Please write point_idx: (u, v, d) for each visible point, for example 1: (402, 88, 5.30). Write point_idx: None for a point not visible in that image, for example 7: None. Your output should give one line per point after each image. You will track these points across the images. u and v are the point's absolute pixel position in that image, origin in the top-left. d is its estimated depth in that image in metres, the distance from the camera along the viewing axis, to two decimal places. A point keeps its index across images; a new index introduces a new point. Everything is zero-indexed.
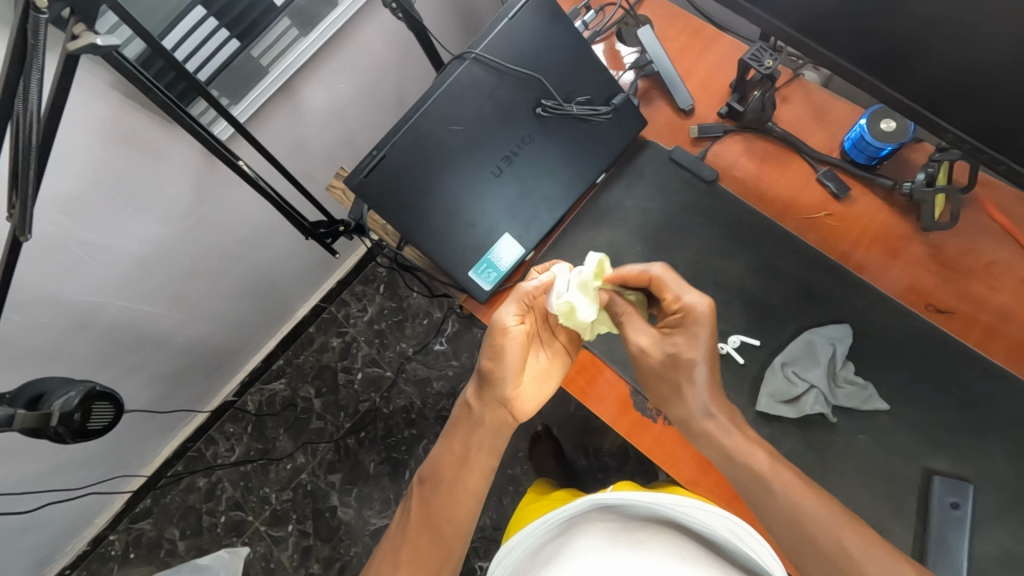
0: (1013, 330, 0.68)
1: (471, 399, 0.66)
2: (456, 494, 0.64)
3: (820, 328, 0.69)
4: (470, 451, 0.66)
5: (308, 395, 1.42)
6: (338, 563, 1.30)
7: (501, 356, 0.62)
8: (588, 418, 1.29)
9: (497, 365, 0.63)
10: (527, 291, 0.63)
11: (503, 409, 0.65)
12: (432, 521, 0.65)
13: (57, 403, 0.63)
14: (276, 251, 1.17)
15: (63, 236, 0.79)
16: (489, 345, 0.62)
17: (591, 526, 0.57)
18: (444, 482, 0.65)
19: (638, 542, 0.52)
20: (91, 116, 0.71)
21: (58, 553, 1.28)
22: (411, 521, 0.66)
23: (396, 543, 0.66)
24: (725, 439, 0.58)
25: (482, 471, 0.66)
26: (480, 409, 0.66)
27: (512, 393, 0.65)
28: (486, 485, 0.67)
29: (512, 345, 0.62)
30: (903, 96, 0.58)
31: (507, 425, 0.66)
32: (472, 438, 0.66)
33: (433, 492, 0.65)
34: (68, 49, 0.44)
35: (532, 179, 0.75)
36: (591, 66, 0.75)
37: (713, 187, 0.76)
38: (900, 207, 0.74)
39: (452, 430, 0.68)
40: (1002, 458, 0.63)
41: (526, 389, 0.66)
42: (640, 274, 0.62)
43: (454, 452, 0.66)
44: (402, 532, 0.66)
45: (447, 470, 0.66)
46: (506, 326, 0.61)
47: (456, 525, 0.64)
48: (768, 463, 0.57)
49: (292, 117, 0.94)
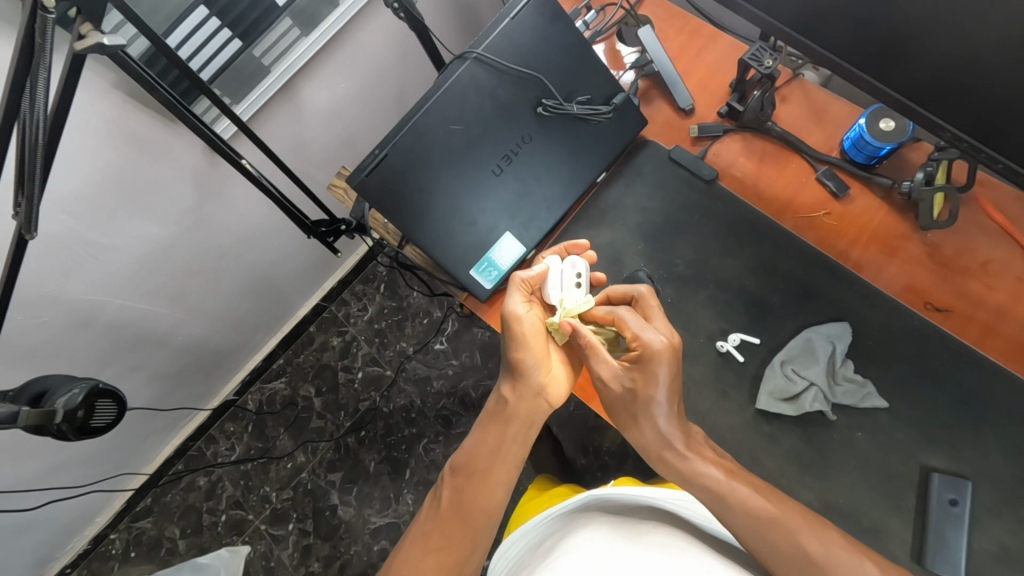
0: (1010, 328, 0.68)
1: (504, 392, 0.67)
2: (489, 481, 0.63)
3: (819, 326, 0.69)
4: (504, 439, 0.65)
5: (309, 394, 1.42)
6: (338, 562, 1.30)
7: (525, 344, 0.64)
8: (588, 417, 1.29)
9: (523, 354, 0.65)
10: (524, 280, 0.66)
11: (538, 399, 0.66)
12: (462, 509, 0.63)
13: (60, 400, 0.63)
14: (276, 250, 1.17)
15: (67, 235, 0.80)
16: (510, 338, 0.65)
17: (590, 519, 0.58)
18: (478, 470, 0.64)
19: (637, 534, 0.53)
20: (94, 115, 0.72)
21: (58, 551, 1.28)
22: (442, 508, 0.64)
23: (424, 529, 0.63)
24: (681, 464, 0.59)
25: (514, 461, 0.65)
26: (515, 401, 0.66)
27: (544, 380, 0.66)
28: (516, 475, 0.65)
29: (530, 330, 0.65)
30: (902, 96, 0.58)
31: (544, 413, 0.66)
32: (507, 428, 0.65)
33: (466, 480, 0.64)
34: (75, 49, 0.44)
35: (533, 179, 0.75)
36: (592, 66, 0.76)
37: (712, 187, 0.77)
38: (898, 206, 0.74)
39: (485, 423, 0.67)
40: (999, 456, 0.63)
41: (554, 375, 0.67)
42: (606, 315, 0.63)
43: (487, 441, 0.65)
44: (432, 518, 0.64)
45: (480, 459, 0.64)
46: (519, 315, 0.64)
47: (487, 512, 0.63)
48: (724, 477, 0.57)
49: (293, 117, 0.94)
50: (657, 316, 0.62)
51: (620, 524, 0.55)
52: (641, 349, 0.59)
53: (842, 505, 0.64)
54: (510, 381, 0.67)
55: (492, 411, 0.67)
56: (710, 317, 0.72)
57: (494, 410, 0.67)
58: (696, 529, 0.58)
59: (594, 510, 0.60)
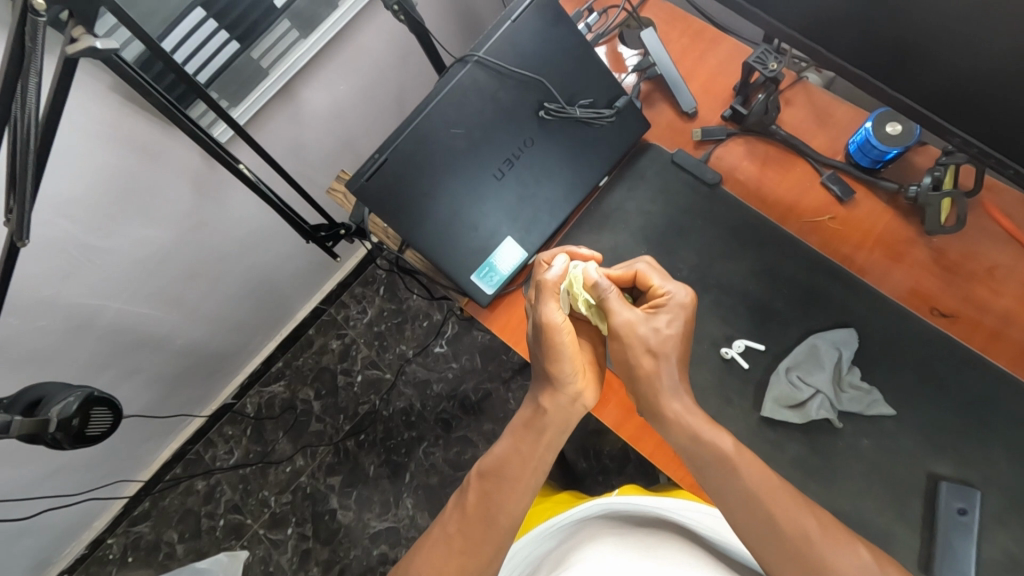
0: (1016, 334, 0.68)
1: (542, 402, 0.64)
2: (517, 488, 0.62)
3: (825, 332, 0.68)
4: (537, 447, 0.63)
5: (308, 398, 1.41)
6: (338, 566, 1.29)
7: (560, 355, 0.62)
8: (588, 420, 1.28)
9: (561, 365, 0.62)
10: (553, 282, 0.62)
11: (576, 404, 0.64)
12: (489, 515, 0.62)
13: (55, 409, 0.63)
14: (275, 253, 1.16)
15: (62, 238, 0.79)
16: (548, 347, 0.62)
17: (599, 526, 0.58)
18: (508, 477, 0.62)
19: (646, 542, 0.53)
20: (89, 117, 0.71)
21: (56, 556, 1.27)
22: (467, 511, 0.63)
23: (448, 531, 0.62)
24: (693, 419, 0.59)
25: (542, 467, 0.64)
26: (554, 409, 0.63)
27: (580, 385, 0.64)
28: (542, 481, 0.64)
29: (567, 338, 0.62)
30: (912, 101, 0.58)
31: (580, 416, 0.65)
32: (541, 437, 0.64)
33: (494, 486, 0.63)
34: (67, 53, 0.43)
35: (535, 182, 0.74)
36: (594, 69, 0.75)
37: (715, 190, 0.76)
38: (903, 210, 0.73)
39: (519, 431, 0.65)
40: (1006, 463, 0.62)
41: (589, 379, 0.65)
42: (625, 272, 0.65)
43: (519, 449, 0.64)
44: (455, 521, 0.63)
45: (512, 466, 0.63)
46: (556, 323, 0.61)
47: (512, 518, 0.62)
48: (734, 446, 0.58)
49: (292, 119, 0.93)
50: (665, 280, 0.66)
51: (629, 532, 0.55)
52: (667, 298, 0.62)
53: (849, 512, 0.63)
54: (546, 390, 0.64)
55: (527, 419, 0.65)
56: (713, 322, 0.71)
57: (529, 419, 0.65)
58: (702, 539, 0.58)
59: (602, 518, 0.60)
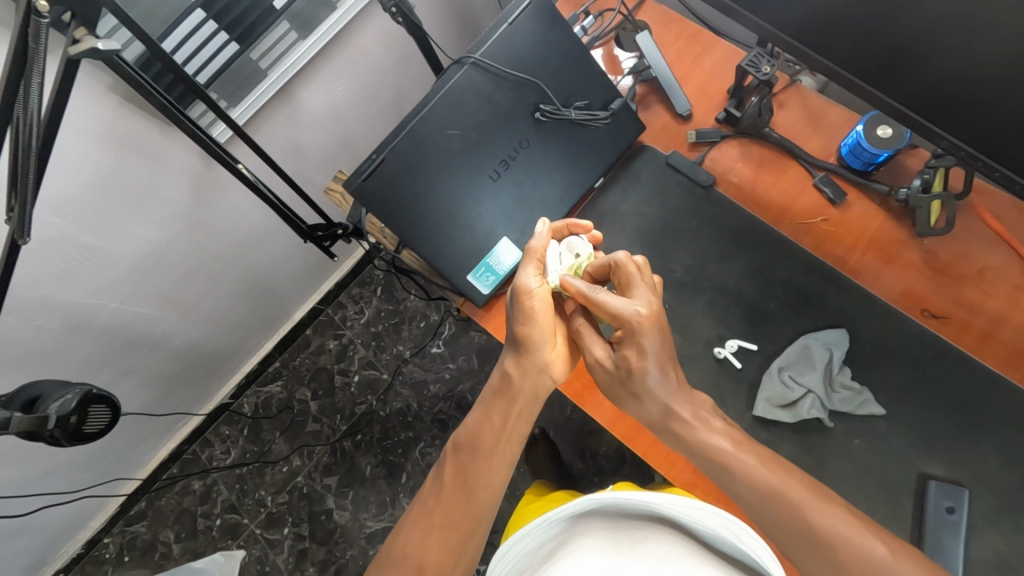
0: (1007, 335, 0.68)
1: (508, 369, 0.65)
2: (492, 461, 0.62)
3: (817, 332, 0.69)
4: (509, 417, 0.64)
5: (304, 397, 1.42)
6: (334, 566, 1.29)
7: (532, 319, 0.63)
8: (585, 420, 1.29)
9: (531, 329, 0.63)
10: (537, 250, 0.64)
11: (543, 377, 0.65)
12: (466, 488, 0.62)
13: (53, 405, 0.63)
14: (273, 253, 1.16)
15: (60, 237, 0.79)
16: (519, 312, 0.63)
17: (582, 538, 0.50)
18: (482, 447, 0.63)
19: (618, 564, 0.43)
20: (89, 117, 0.71)
21: (51, 556, 1.26)
22: (445, 486, 0.63)
23: (427, 507, 0.63)
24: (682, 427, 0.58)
25: (519, 438, 0.64)
26: (519, 377, 0.64)
27: (550, 357, 0.65)
28: (518, 452, 0.65)
29: (539, 305, 0.63)
30: (896, 102, 0.59)
31: (547, 389, 0.65)
32: (512, 404, 0.64)
33: (471, 457, 0.63)
34: (69, 53, 0.43)
35: (530, 183, 0.75)
36: (590, 72, 0.76)
37: (710, 193, 0.77)
38: (896, 213, 0.74)
39: (490, 401, 0.65)
40: (998, 465, 0.63)
41: (559, 352, 0.66)
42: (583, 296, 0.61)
43: (491, 420, 0.64)
44: (433, 497, 0.63)
45: (485, 438, 0.63)
46: (529, 287, 0.62)
47: (491, 490, 0.62)
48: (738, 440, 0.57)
49: (290, 120, 0.94)
50: (638, 279, 0.60)
51: (608, 545, 0.47)
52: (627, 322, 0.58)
53: None
54: (513, 355, 0.65)
55: (495, 389, 0.66)
56: (707, 323, 0.72)
57: (497, 387, 0.66)
58: (700, 556, 0.45)
59: (590, 530, 0.50)
